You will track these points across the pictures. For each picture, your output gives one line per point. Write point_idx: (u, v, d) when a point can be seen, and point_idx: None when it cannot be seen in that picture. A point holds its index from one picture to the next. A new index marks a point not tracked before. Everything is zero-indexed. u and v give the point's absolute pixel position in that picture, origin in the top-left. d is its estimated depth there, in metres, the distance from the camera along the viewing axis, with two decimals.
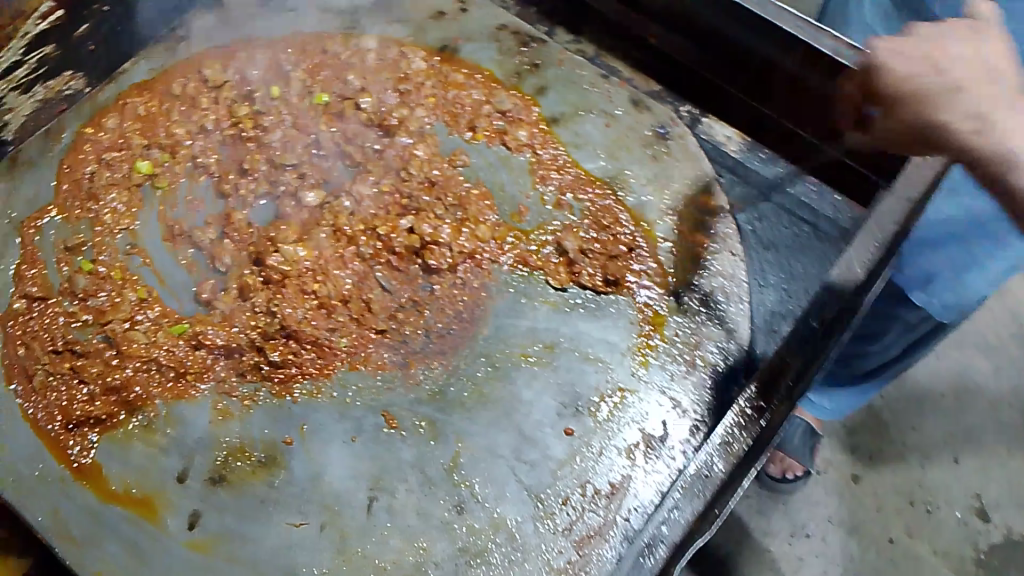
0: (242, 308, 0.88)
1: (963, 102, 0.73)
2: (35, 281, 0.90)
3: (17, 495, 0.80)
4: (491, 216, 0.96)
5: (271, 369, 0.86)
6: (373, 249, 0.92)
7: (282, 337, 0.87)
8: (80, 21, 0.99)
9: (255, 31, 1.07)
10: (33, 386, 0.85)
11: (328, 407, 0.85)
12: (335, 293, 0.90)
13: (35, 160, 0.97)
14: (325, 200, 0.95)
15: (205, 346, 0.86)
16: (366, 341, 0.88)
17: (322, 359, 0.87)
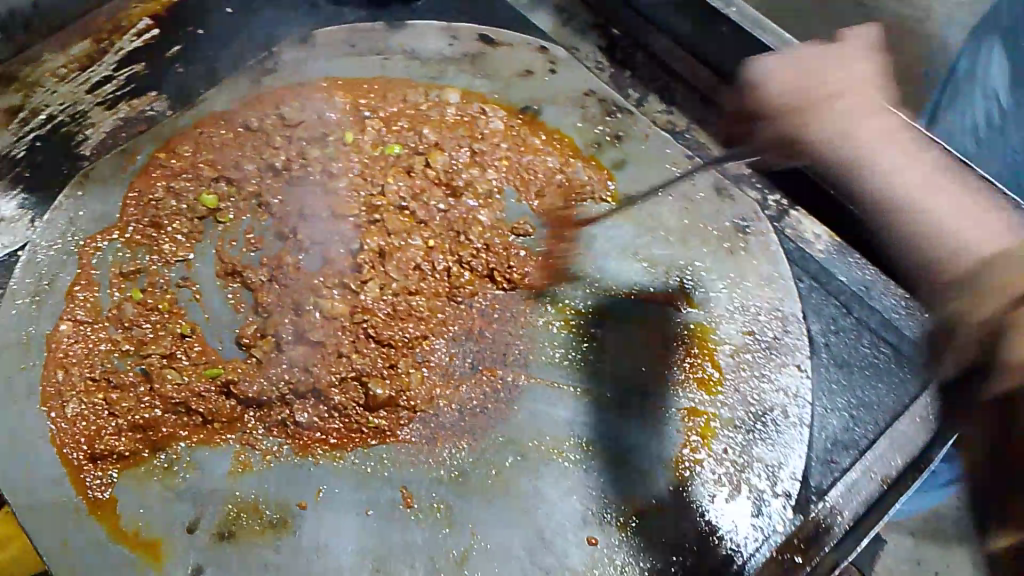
0: (276, 360, 0.87)
1: (846, 139, 0.61)
2: (84, 304, 0.90)
3: (31, 519, 0.79)
4: (541, 298, 0.93)
5: (297, 428, 0.85)
6: (419, 310, 0.90)
7: (311, 397, 0.86)
8: (172, 42, 1.09)
9: (341, 70, 1.06)
10: (66, 413, 0.85)
11: (347, 473, 0.83)
12: (372, 353, 0.88)
13: (106, 178, 0.97)
14: (376, 250, 0.93)
15: (236, 395, 0.85)
16: (397, 417, 0.85)
17: (346, 429, 0.85)
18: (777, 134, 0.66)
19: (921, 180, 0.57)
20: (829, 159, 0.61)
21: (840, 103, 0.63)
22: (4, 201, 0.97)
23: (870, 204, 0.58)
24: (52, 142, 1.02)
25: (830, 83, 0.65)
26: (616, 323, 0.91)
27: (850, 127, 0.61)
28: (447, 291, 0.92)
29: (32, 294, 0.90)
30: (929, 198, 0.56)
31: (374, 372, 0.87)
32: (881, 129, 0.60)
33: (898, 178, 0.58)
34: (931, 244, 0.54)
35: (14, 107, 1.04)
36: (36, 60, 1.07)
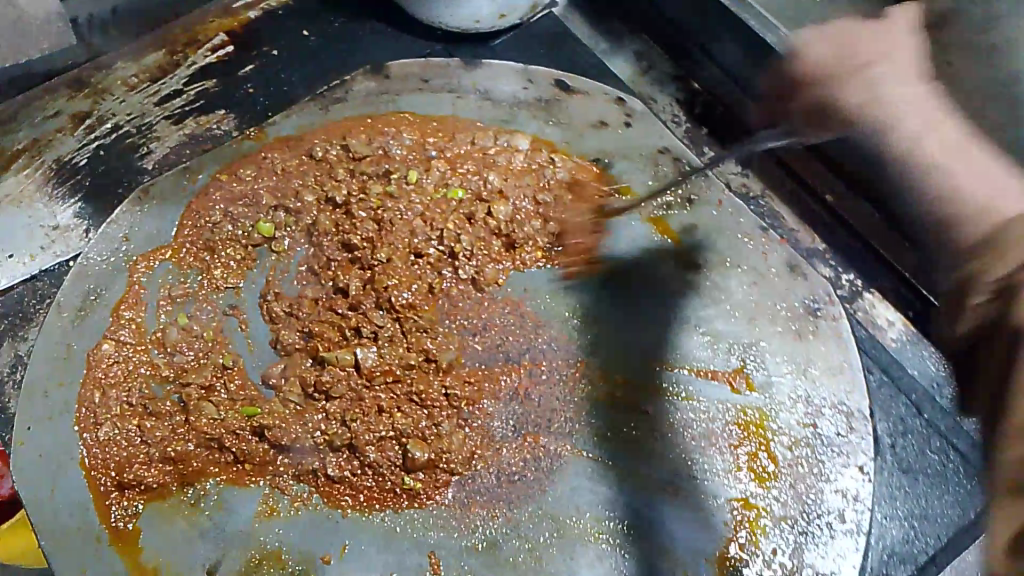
0: (313, 406, 0.85)
1: (891, 108, 0.59)
2: (129, 324, 0.89)
3: (51, 540, 0.78)
4: (592, 371, 0.89)
5: (329, 480, 0.82)
6: (461, 370, 0.88)
7: (347, 449, 0.83)
8: (246, 61, 1.08)
9: (412, 105, 1.04)
10: (98, 435, 0.83)
11: (376, 530, 0.80)
12: (413, 407, 0.86)
13: (165, 195, 0.96)
14: (421, 302, 0.91)
15: (269, 438, 0.83)
16: (434, 478, 0.83)
17: (378, 487, 0.82)
18: (816, 105, 0.65)
19: (939, 143, 0.57)
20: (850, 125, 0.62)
21: (876, 67, 0.61)
22: (62, 209, 0.97)
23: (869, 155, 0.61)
24: (114, 153, 1.01)
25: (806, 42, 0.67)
26: (669, 402, 0.87)
27: (862, 84, 0.61)
28: (492, 352, 0.90)
29: (78, 309, 0.89)
30: (941, 157, 0.56)
31: (411, 431, 0.84)
32: (927, 118, 0.58)
33: (938, 154, 0.56)
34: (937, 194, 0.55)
35: (82, 112, 1.03)
36: (108, 68, 1.06)
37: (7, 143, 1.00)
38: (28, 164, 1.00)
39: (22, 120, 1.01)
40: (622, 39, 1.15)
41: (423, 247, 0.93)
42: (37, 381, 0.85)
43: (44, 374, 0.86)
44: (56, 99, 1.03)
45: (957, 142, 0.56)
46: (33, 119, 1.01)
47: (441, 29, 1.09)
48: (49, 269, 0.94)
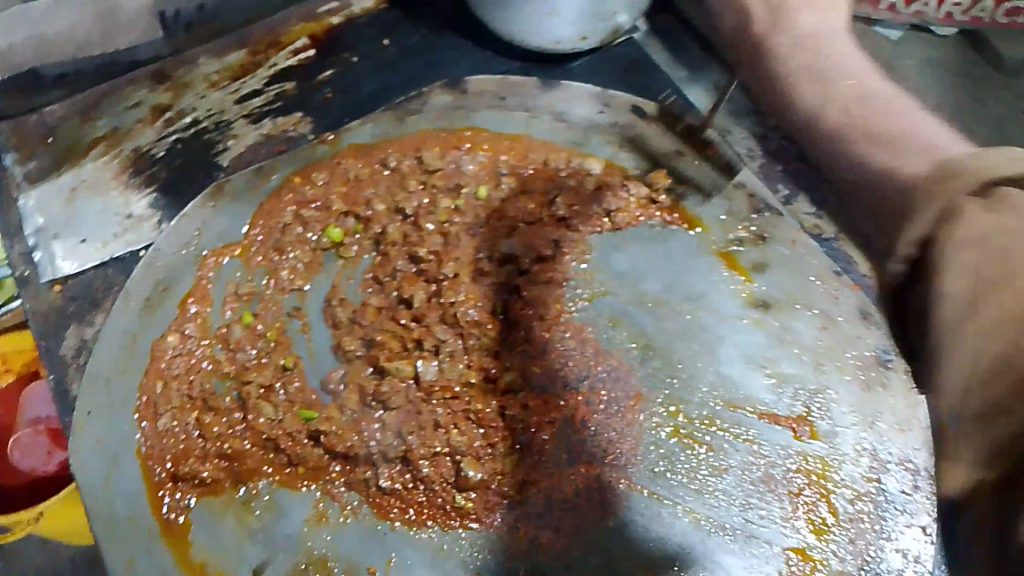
0: (368, 415, 0.86)
1: (859, 116, 0.68)
2: (195, 319, 0.90)
3: (103, 530, 0.77)
4: (650, 405, 0.88)
5: (381, 492, 0.82)
6: (518, 392, 0.87)
7: (401, 463, 0.83)
8: (326, 66, 1.08)
9: (486, 123, 1.02)
10: (157, 427, 0.84)
11: (423, 547, 0.79)
12: (467, 425, 0.85)
13: (239, 193, 0.95)
14: (481, 320, 0.91)
15: (325, 445, 0.83)
16: (486, 500, 0.82)
17: (428, 503, 0.82)
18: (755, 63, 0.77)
19: (915, 133, 0.65)
20: (820, 131, 0.70)
21: (841, 77, 0.71)
22: (137, 198, 0.98)
23: (830, 146, 0.69)
24: (192, 147, 1.02)
25: (804, 33, 0.75)
26: (731, 442, 0.85)
27: (832, 88, 0.71)
28: (550, 376, 0.88)
29: (145, 299, 0.88)
30: (909, 141, 0.64)
31: (465, 447, 0.84)
32: (878, 118, 0.67)
33: (908, 138, 0.64)
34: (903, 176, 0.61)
35: (162, 105, 1.04)
36: (191, 63, 1.07)
37: (88, 132, 1.02)
38: (106, 152, 1.01)
39: (105, 108, 1.04)
40: (700, 71, 1.14)
41: (489, 268, 0.94)
42: (99, 368, 0.85)
43: (107, 363, 0.85)
44: (138, 90, 1.05)
45: (919, 134, 0.65)
46: (115, 109, 1.04)
47: (521, 47, 1.09)
48: (120, 257, 0.95)
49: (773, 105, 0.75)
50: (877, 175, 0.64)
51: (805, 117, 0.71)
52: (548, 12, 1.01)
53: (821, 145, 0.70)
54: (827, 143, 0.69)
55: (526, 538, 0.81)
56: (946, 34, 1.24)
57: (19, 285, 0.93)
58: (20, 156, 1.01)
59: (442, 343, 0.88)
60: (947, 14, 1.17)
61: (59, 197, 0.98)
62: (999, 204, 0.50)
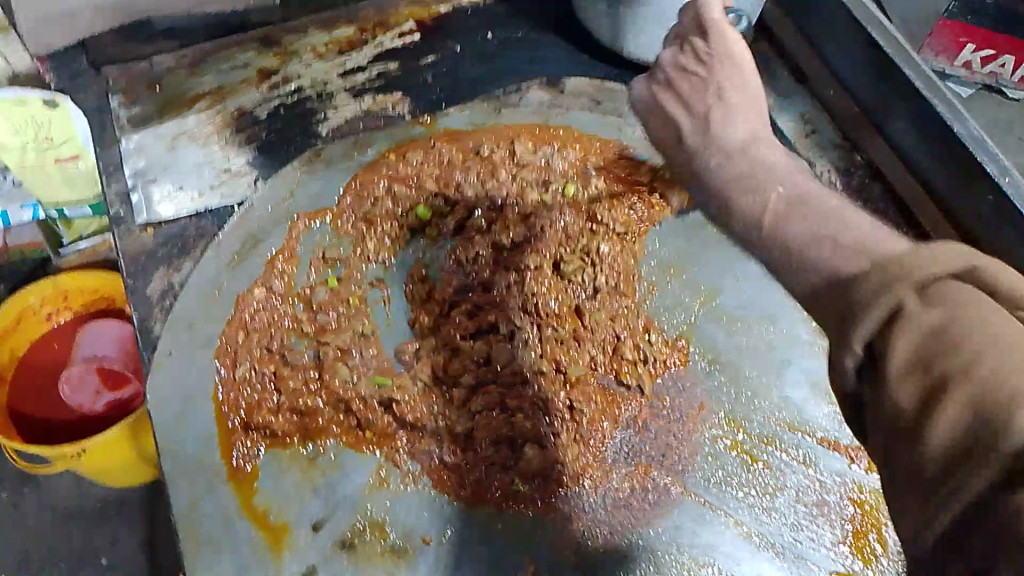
0: (438, 391, 0.89)
1: (759, 184, 0.58)
2: (280, 276, 0.92)
3: (172, 466, 0.80)
4: (714, 417, 0.89)
5: (441, 465, 0.85)
6: (584, 385, 0.90)
7: (463, 438, 0.86)
8: (429, 51, 1.11)
9: (578, 123, 1.05)
10: (235, 375, 0.87)
11: (479, 523, 0.82)
12: (532, 411, 0.88)
13: (334, 161, 1.00)
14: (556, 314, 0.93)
15: (393, 412, 0.87)
16: (543, 487, 0.84)
17: (485, 480, 0.84)
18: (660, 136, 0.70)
19: (823, 203, 0.55)
20: (734, 202, 0.58)
21: (749, 143, 0.61)
22: (235, 155, 1.01)
23: (728, 199, 0.59)
24: (292, 114, 1.05)
25: (737, 62, 0.67)
26: (788, 463, 0.86)
27: (747, 159, 0.60)
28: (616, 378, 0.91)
29: (237, 252, 0.93)
30: (832, 209, 0.54)
31: (528, 432, 0.87)
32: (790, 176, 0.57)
33: (811, 201, 0.55)
34: (836, 260, 0.50)
35: (269, 69, 1.08)
36: (301, 33, 1.11)
37: (193, 85, 1.05)
38: (208, 107, 1.04)
39: (211, 64, 1.07)
40: (792, 96, 1.14)
41: (568, 258, 0.96)
42: (186, 311, 0.88)
43: (193, 306, 0.89)
44: (247, 53, 1.09)
45: (821, 206, 0.54)
46: (221, 67, 1.07)
47: (620, 55, 1.11)
48: (213, 210, 0.97)
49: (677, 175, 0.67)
50: (815, 254, 0.52)
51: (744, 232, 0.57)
52: (660, 26, 1.03)
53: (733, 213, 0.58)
54: (739, 205, 0.58)
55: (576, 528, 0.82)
56: (1018, 98, 1.20)
57: (113, 223, 0.95)
58: (124, 100, 1.04)
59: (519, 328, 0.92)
60: (1021, 77, 1.17)
61: (160, 144, 1.00)
62: (935, 298, 0.43)
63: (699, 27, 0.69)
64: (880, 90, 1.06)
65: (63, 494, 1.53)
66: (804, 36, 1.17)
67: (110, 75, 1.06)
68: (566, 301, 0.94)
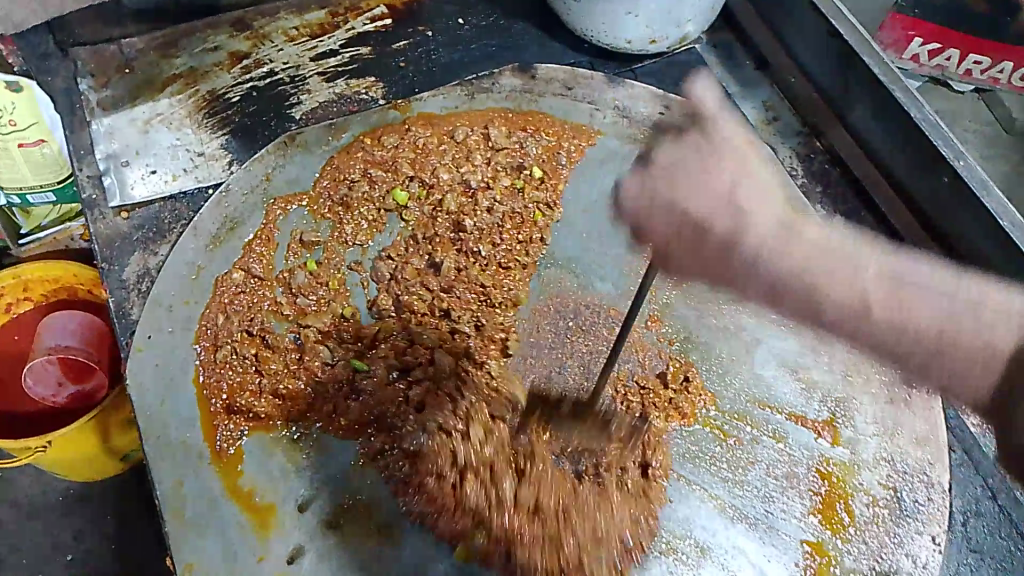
0: (414, 387, 0.88)
1: (837, 276, 0.64)
2: (259, 258, 0.93)
3: (155, 451, 0.80)
4: (687, 400, 0.91)
5: (409, 461, 0.83)
6: (543, 389, 0.90)
7: (435, 433, 0.84)
8: (401, 36, 1.12)
9: (550, 108, 1.07)
10: (216, 357, 0.87)
11: (453, 511, 0.81)
12: (484, 429, 0.84)
13: (309, 146, 1.00)
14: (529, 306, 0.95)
15: (366, 399, 0.87)
16: (506, 474, 0.81)
17: (452, 477, 0.82)
18: (693, 247, 0.64)
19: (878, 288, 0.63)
20: (820, 292, 0.64)
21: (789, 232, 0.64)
22: (209, 139, 1.01)
23: (818, 305, 0.64)
24: (265, 97, 1.05)
25: (738, 130, 0.64)
26: (759, 438, 0.89)
27: (803, 239, 0.64)
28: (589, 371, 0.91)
29: (213, 236, 0.92)
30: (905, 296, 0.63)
31: (487, 450, 0.83)
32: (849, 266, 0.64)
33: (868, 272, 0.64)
34: (966, 346, 0.61)
35: (241, 53, 1.08)
36: (272, 16, 1.11)
37: (165, 68, 1.06)
38: (182, 90, 1.04)
39: (183, 47, 1.07)
40: (754, 86, 1.17)
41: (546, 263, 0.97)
42: (164, 295, 0.88)
43: (172, 290, 0.89)
44: (218, 36, 1.08)
45: (905, 281, 0.63)
46: (193, 50, 1.07)
47: (590, 41, 1.13)
48: (188, 192, 0.97)
49: (701, 267, 0.65)
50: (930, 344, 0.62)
51: (847, 319, 0.64)
52: (629, 11, 1.04)
53: (818, 302, 0.64)
54: (830, 296, 0.64)
55: (533, 531, 0.80)
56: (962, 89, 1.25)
57: (86, 206, 0.95)
58: (95, 83, 1.03)
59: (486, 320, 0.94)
60: (967, 71, 1.22)
61: (133, 128, 1.00)
62: None
63: (693, 119, 0.65)
64: (840, 77, 1.09)
65: (26, 486, 1.51)
66: (767, 26, 1.20)
67: (80, 57, 1.05)
68: (540, 284, 0.97)
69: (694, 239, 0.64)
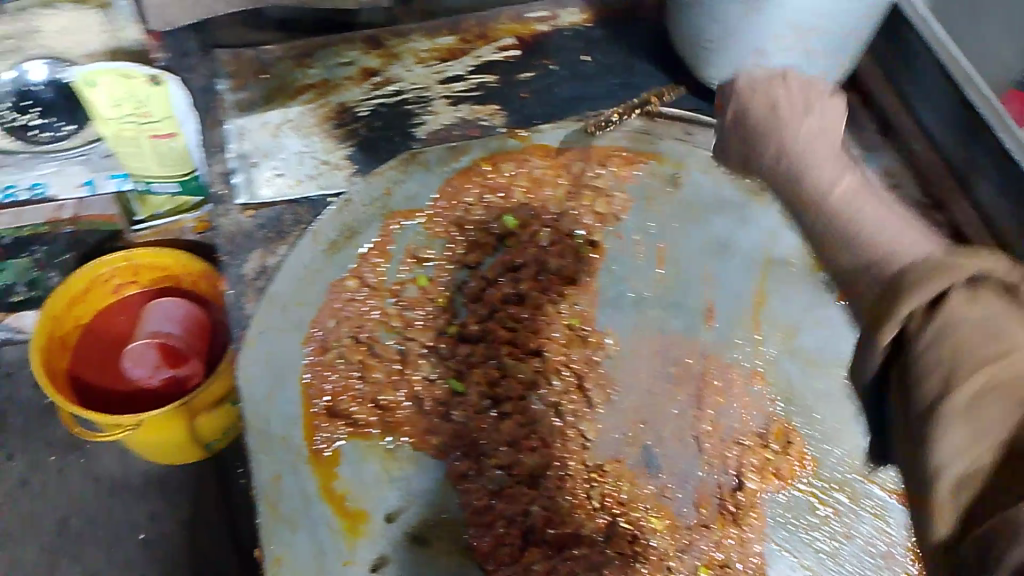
0: (512, 420, 0.92)
1: (841, 216, 0.57)
2: (374, 270, 0.95)
3: (257, 441, 0.83)
4: (782, 461, 0.91)
5: (497, 491, 0.88)
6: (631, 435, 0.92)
7: (523, 473, 0.90)
8: (529, 67, 1.15)
9: (669, 152, 1.04)
10: (323, 359, 0.90)
11: (546, 549, 0.85)
12: (569, 468, 0.90)
13: (430, 165, 1.01)
14: (617, 351, 0.96)
15: (458, 423, 0.91)
16: (599, 520, 0.88)
17: (539, 512, 0.88)
18: (756, 122, 0.69)
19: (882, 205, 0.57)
20: (856, 232, 0.56)
21: (853, 194, 0.58)
22: (336, 150, 1.04)
23: (795, 168, 0.64)
24: (393, 113, 1.08)
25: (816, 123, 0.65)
26: (857, 511, 0.89)
27: (849, 181, 0.60)
28: (673, 425, 0.92)
29: (331, 241, 0.95)
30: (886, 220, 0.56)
31: (569, 490, 0.89)
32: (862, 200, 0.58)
33: (830, 156, 0.62)
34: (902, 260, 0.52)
35: (371, 68, 1.11)
36: (405, 36, 1.14)
37: (300, 76, 1.09)
38: (313, 100, 1.08)
39: (318, 59, 1.11)
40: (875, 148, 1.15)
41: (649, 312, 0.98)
42: (280, 293, 0.91)
43: (288, 289, 0.91)
44: (353, 51, 1.12)
45: (866, 207, 0.57)
46: (327, 62, 1.11)
47: (714, 89, 1.13)
48: (310, 198, 1.02)
49: (744, 155, 0.70)
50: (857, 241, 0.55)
51: (828, 242, 0.58)
52: (755, 62, 1.05)
53: (848, 240, 0.56)
54: (858, 237, 0.56)
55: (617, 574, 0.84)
56: None
57: (214, 201, 1.00)
58: (232, 85, 1.08)
59: (571, 361, 0.96)
60: None
61: (265, 131, 1.04)
62: None
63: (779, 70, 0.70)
64: (966, 151, 1.07)
65: (110, 463, 1.57)
66: (893, 88, 1.19)
67: (221, 58, 1.10)
68: (638, 321, 0.97)
69: (761, 118, 0.69)
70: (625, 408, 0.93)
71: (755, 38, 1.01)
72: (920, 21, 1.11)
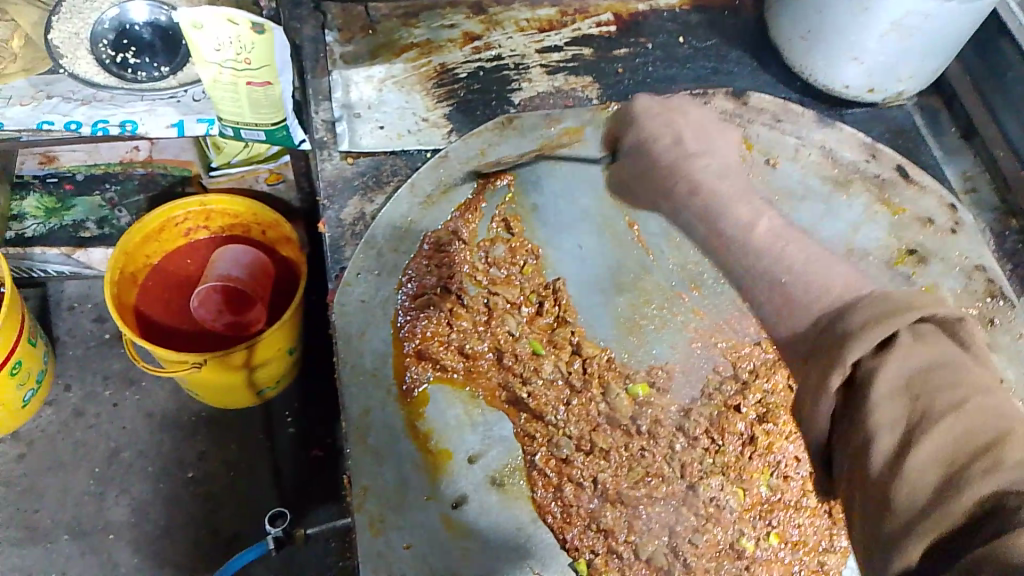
0: (589, 386, 0.94)
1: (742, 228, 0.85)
2: (468, 226, 0.99)
3: (350, 375, 0.87)
4: None
5: (558, 453, 0.90)
6: (693, 411, 0.94)
7: (590, 436, 0.92)
8: (625, 44, 1.17)
9: (759, 138, 1.06)
10: (415, 306, 0.93)
11: (612, 512, 0.88)
12: (646, 436, 0.93)
13: (524, 130, 1.04)
14: (692, 324, 0.98)
15: (533, 390, 0.92)
16: (664, 489, 0.90)
17: (602, 476, 0.90)
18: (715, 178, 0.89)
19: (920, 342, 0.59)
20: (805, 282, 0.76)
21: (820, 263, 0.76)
22: (437, 108, 1.09)
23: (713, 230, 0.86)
24: (489, 78, 1.12)
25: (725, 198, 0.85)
26: None
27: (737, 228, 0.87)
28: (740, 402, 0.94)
29: (428, 195, 0.99)
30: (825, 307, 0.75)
31: (641, 459, 0.91)
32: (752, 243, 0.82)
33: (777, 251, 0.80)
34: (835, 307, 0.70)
35: (473, 34, 1.16)
36: (507, 6, 1.19)
37: (405, 36, 1.15)
38: (417, 58, 1.13)
39: (423, 20, 1.16)
40: (954, 154, 1.17)
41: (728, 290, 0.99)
42: (378, 239, 0.96)
43: (385, 236, 0.96)
44: (457, 16, 1.17)
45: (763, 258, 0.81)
46: (431, 24, 1.16)
47: (804, 80, 1.14)
48: (409, 151, 1.05)
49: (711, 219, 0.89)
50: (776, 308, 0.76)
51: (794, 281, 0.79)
52: (853, 56, 1.05)
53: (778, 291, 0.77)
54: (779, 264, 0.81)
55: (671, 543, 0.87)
56: None
57: (317, 145, 1.04)
58: (341, 38, 1.15)
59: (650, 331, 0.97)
60: None
61: (368, 85, 1.10)
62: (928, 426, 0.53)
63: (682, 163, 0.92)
64: None
65: (164, 400, 1.61)
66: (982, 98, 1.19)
67: (330, 12, 1.17)
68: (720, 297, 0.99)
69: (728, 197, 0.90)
70: (688, 384, 0.96)
71: (858, 33, 1.02)
72: (1015, 31, 1.13)
